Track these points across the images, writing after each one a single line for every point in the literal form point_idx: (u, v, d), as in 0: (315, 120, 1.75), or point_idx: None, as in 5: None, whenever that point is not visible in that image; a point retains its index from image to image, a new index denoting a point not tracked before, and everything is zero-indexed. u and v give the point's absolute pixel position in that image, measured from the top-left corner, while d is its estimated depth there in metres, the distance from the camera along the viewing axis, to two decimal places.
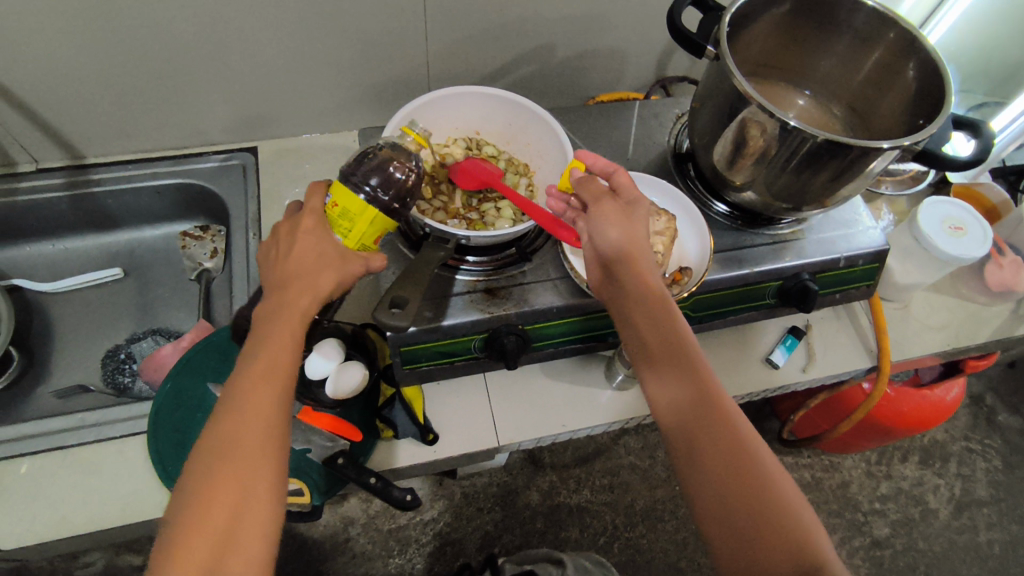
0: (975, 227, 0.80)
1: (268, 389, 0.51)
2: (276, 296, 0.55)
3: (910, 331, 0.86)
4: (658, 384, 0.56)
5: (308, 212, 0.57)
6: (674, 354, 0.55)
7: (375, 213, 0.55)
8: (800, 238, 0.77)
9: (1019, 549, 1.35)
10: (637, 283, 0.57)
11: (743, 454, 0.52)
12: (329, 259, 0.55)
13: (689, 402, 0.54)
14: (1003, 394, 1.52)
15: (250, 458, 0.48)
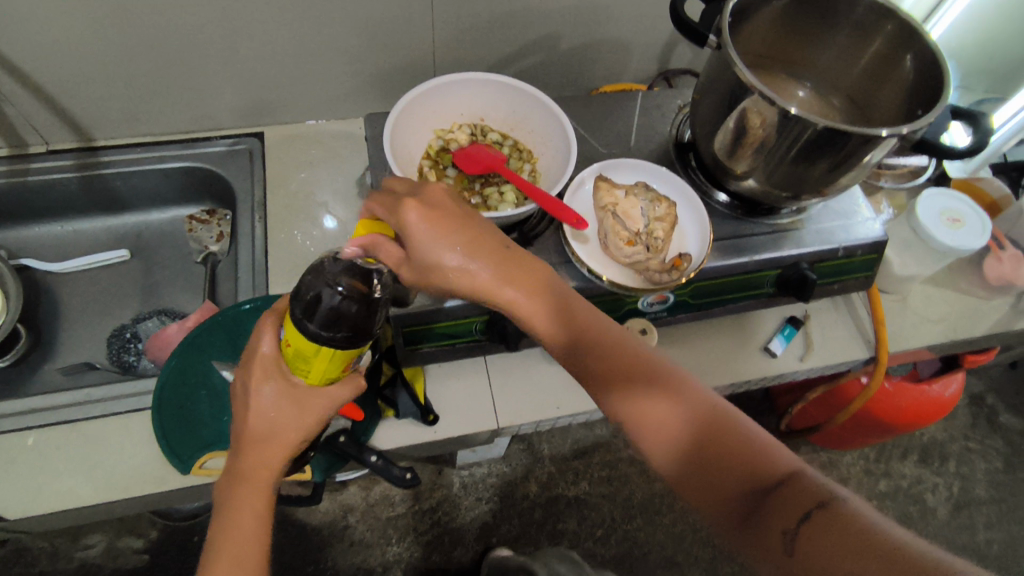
0: (973, 220, 0.81)
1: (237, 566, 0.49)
2: (237, 470, 0.53)
3: (908, 323, 0.86)
4: (619, 392, 0.53)
5: (259, 357, 0.54)
6: (602, 359, 0.54)
7: (330, 351, 0.51)
8: (800, 227, 0.78)
9: (1016, 549, 1.35)
10: (536, 287, 0.57)
11: (697, 423, 0.50)
12: (289, 413, 0.53)
13: (636, 399, 0.52)
14: (1003, 393, 1.52)
15: None
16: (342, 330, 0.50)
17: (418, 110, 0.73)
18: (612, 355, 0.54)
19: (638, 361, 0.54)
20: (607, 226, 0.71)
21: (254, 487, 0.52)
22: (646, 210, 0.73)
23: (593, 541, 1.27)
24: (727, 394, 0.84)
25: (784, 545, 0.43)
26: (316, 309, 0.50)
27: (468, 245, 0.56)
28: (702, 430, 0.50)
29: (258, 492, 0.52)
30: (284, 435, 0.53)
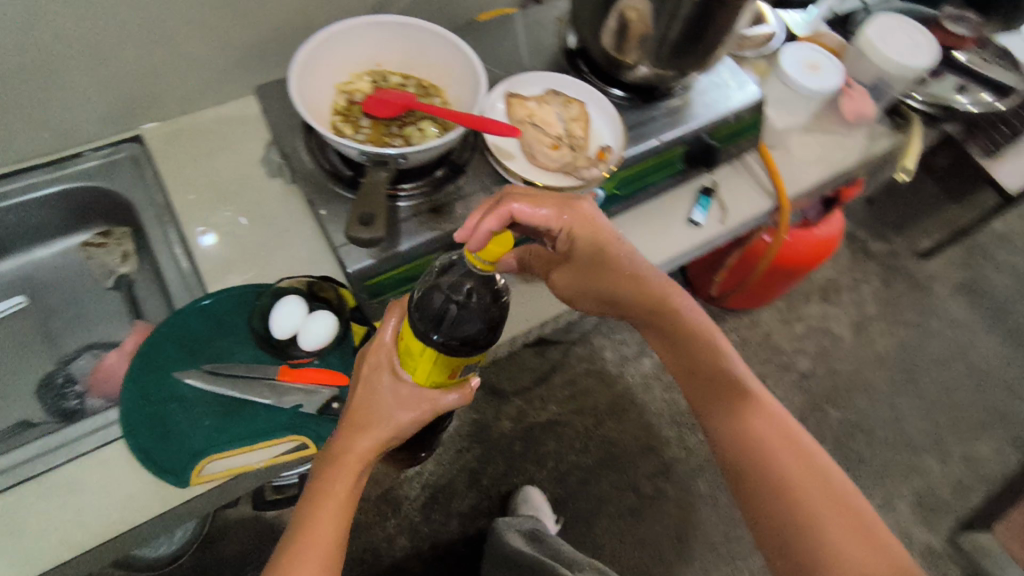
0: (828, 65, 0.93)
1: (321, 543, 0.53)
2: (342, 437, 0.57)
3: (796, 169, 0.98)
4: (747, 432, 0.59)
5: (381, 343, 0.58)
6: (737, 394, 0.61)
7: (433, 353, 0.53)
8: (690, 103, 0.85)
9: (909, 347, 1.59)
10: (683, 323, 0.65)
11: (817, 489, 0.56)
12: (394, 405, 0.57)
13: (772, 449, 0.58)
14: (869, 226, 1.76)
15: None
16: (445, 334, 0.53)
17: (314, 66, 0.71)
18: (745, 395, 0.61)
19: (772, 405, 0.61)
20: (530, 137, 0.76)
21: (350, 470, 0.55)
22: (561, 114, 0.78)
23: (575, 453, 1.35)
24: (670, 271, 0.91)
25: None
26: (433, 319, 0.53)
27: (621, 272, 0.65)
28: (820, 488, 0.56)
29: (345, 480, 0.55)
30: (380, 428, 0.56)
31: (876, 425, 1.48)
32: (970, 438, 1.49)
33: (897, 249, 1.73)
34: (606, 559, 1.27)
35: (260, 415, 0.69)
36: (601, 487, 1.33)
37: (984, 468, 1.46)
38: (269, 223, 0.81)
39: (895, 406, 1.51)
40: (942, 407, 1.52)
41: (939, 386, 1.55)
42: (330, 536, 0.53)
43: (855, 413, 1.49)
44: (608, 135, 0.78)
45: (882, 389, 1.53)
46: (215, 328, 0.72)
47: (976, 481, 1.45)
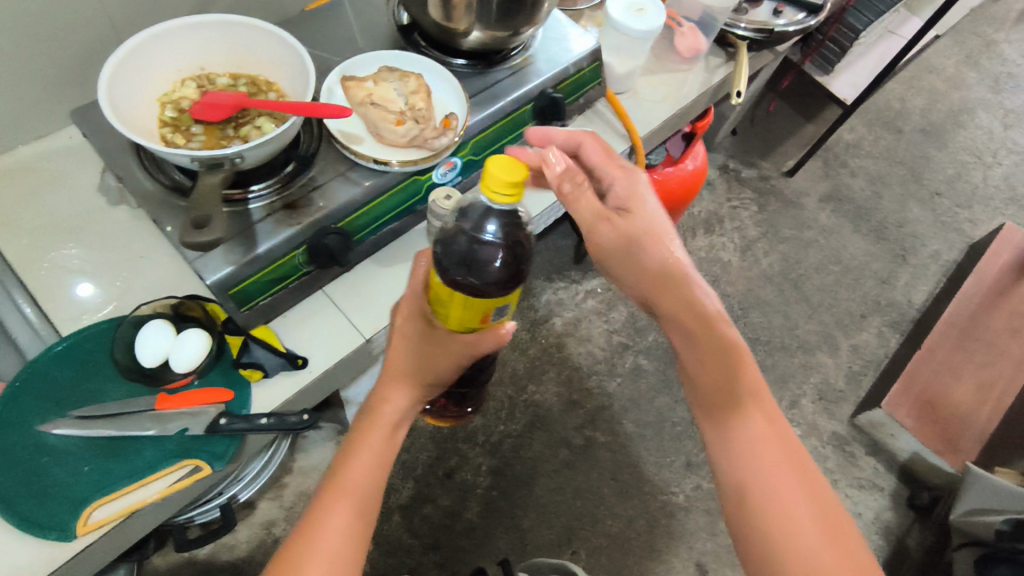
0: (653, 7, 0.99)
1: (361, 473, 0.62)
2: (379, 385, 0.67)
3: (644, 110, 1.03)
4: (759, 413, 0.60)
5: (412, 288, 0.67)
6: (760, 428, 0.59)
7: (460, 297, 0.59)
8: (532, 61, 0.87)
9: (790, 259, 1.72)
10: (739, 386, 0.60)
11: (819, 490, 0.57)
12: (424, 350, 0.65)
13: (781, 439, 0.59)
14: (738, 155, 1.88)
15: (333, 528, 0.59)
16: (467, 275, 0.62)
17: (125, 78, 0.68)
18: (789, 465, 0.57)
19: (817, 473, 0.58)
20: (373, 116, 0.75)
21: (383, 416, 0.65)
22: (400, 88, 0.78)
23: (503, 422, 1.38)
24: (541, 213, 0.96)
25: None
26: (453, 265, 0.62)
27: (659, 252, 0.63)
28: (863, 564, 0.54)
29: (383, 421, 0.65)
30: (413, 376, 0.66)
31: (773, 335, 1.60)
32: (854, 329, 1.64)
33: (766, 173, 1.86)
34: (550, 515, 1.31)
35: (147, 448, 0.67)
36: (534, 449, 1.37)
37: (870, 353, 1.61)
38: (121, 253, 0.76)
39: (787, 314, 1.64)
40: (826, 308, 1.66)
41: (820, 289, 1.69)
42: (363, 466, 0.63)
43: (753, 329, 1.60)
44: (453, 103, 0.80)
45: (774, 303, 1.65)
46: (80, 372, 0.68)
47: (865, 367, 1.59)
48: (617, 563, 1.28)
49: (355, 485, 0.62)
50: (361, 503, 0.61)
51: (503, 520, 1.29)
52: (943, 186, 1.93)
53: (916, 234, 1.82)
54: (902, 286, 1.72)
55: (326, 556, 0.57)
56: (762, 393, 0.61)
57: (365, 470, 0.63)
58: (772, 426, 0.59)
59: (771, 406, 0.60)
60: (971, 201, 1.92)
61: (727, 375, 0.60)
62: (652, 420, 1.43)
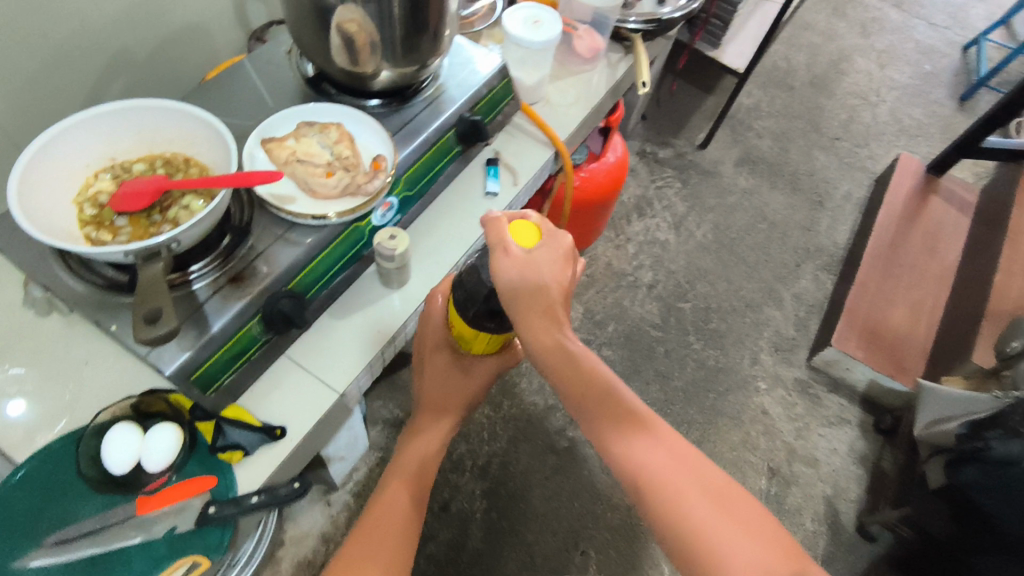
0: (547, 18, 1.02)
1: (402, 482, 0.82)
2: (420, 427, 0.91)
3: (560, 115, 1.07)
4: (637, 437, 0.60)
5: (436, 326, 0.80)
6: (645, 452, 0.59)
7: (485, 335, 0.71)
8: (444, 90, 0.89)
9: (720, 226, 1.81)
10: (618, 416, 0.61)
11: (714, 488, 0.57)
12: (454, 382, 0.87)
13: (652, 452, 0.59)
14: (652, 138, 1.95)
15: (386, 513, 0.77)
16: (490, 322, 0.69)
17: (34, 185, 0.65)
18: (715, 499, 0.56)
19: (705, 467, 0.59)
20: (300, 173, 0.76)
21: (416, 452, 0.88)
22: (322, 141, 0.79)
23: (486, 442, 1.39)
24: None
25: None
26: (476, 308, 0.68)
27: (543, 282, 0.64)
28: (793, 558, 0.54)
29: (417, 453, 0.88)
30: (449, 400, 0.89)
31: (721, 301, 1.67)
32: (792, 279, 1.73)
33: (681, 149, 1.94)
34: (552, 522, 1.32)
35: (135, 557, 0.65)
36: (521, 463, 1.38)
37: (811, 298, 1.70)
38: (63, 360, 0.73)
39: (730, 278, 1.72)
40: (763, 265, 1.75)
41: (753, 248, 1.78)
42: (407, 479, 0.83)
43: (701, 299, 1.67)
44: (375, 144, 0.81)
45: (715, 270, 1.72)
46: (41, 498, 0.64)
47: (810, 311, 1.69)
48: (626, 554, 1.30)
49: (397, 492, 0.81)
50: (405, 501, 0.80)
51: (507, 537, 1.29)
52: (841, 131, 2.07)
53: (827, 179, 1.94)
54: (826, 230, 1.84)
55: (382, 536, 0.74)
56: (639, 418, 0.61)
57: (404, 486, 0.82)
58: (654, 444, 0.60)
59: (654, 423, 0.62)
60: (867, 139, 2.06)
61: (609, 407, 0.62)
62: None
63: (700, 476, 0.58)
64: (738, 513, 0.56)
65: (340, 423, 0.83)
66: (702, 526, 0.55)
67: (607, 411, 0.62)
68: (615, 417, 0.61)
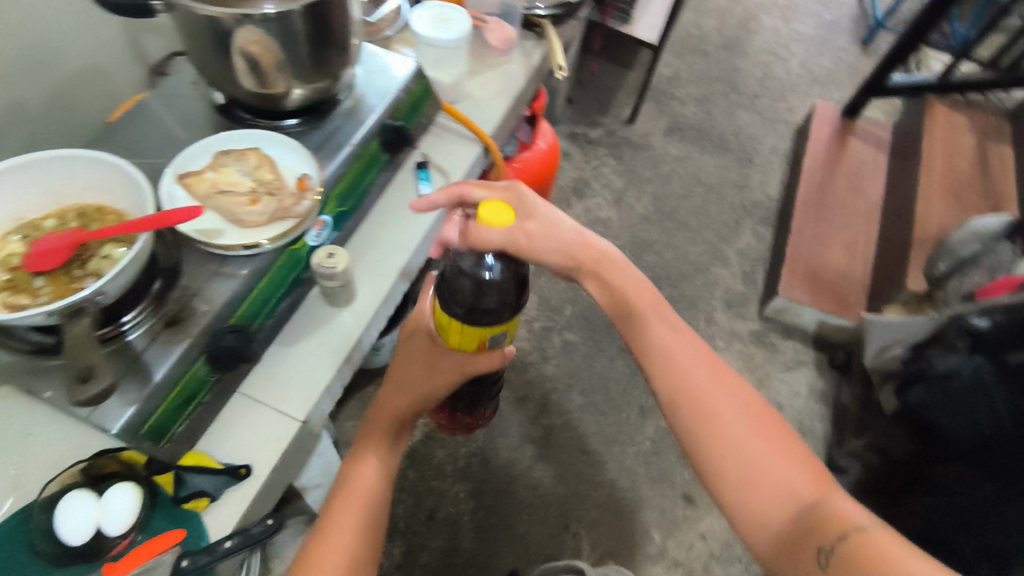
0: (458, 19, 1.03)
1: (360, 496, 0.70)
2: (378, 411, 0.78)
3: (484, 108, 1.06)
4: (672, 349, 0.65)
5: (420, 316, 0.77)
6: (681, 357, 0.65)
7: (457, 326, 0.67)
8: (361, 99, 0.88)
9: (658, 196, 1.85)
10: (653, 334, 0.67)
11: (746, 401, 0.61)
12: (423, 373, 0.74)
13: (687, 362, 0.64)
14: (580, 119, 1.98)
15: (339, 533, 0.66)
16: (461, 309, 0.67)
17: None
18: (748, 410, 0.60)
19: (740, 385, 0.63)
20: (225, 204, 0.74)
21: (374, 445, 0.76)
22: (242, 168, 0.77)
23: (463, 443, 1.39)
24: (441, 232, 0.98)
25: (805, 529, 0.53)
26: (448, 295, 0.68)
27: (575, 246, 0.72)
28: (822, 481, 0.56)
29: (375, 445, 0.76)
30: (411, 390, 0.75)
31: (670, 268, 1.71)
32: (733, 236, 1.79)
33: (610, 127, 1.97)
34: (540, 510, 1.33)
35: None
36: (502, 457, 1.38)
37: (754, 252, 1.76)
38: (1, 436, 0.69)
39: (675, 245, 1.76)
40: (704, 227, 1.80)
41: (692, 212, 1.82)
42: (365, 486, 0.71)
43: (651, 269, 1.70)
44: (298, 163, 0.79)
45: (660, 239, 1.76)
46: None
47: (755, 264, 1.74)
48: (617, 528, 1.32)
49: (352, 509, 0.69)
50: (357, 520, 0.68)
51: (498, 534, 1.29)
52: (758, 88, 2.14)
53: (752, 136, 2.01)
54: (758, 185, 1.90)
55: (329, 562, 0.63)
56: (677, 333, 0.67)
57: (358, 499, 0.70)
58: (687, 359, 0.64)
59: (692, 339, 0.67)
60: (783, 92, 2.14)
61: (642, 329, 0.68)
62: (598, 384, 1.49)
63: (733, 390, 0.62)
64: (767, 427, 0.59)
65: (306, 451, 0.82)
66: (728, 429, 0.59)
67: (642, 333, 0.68)
68: (644, 336, 0.67)
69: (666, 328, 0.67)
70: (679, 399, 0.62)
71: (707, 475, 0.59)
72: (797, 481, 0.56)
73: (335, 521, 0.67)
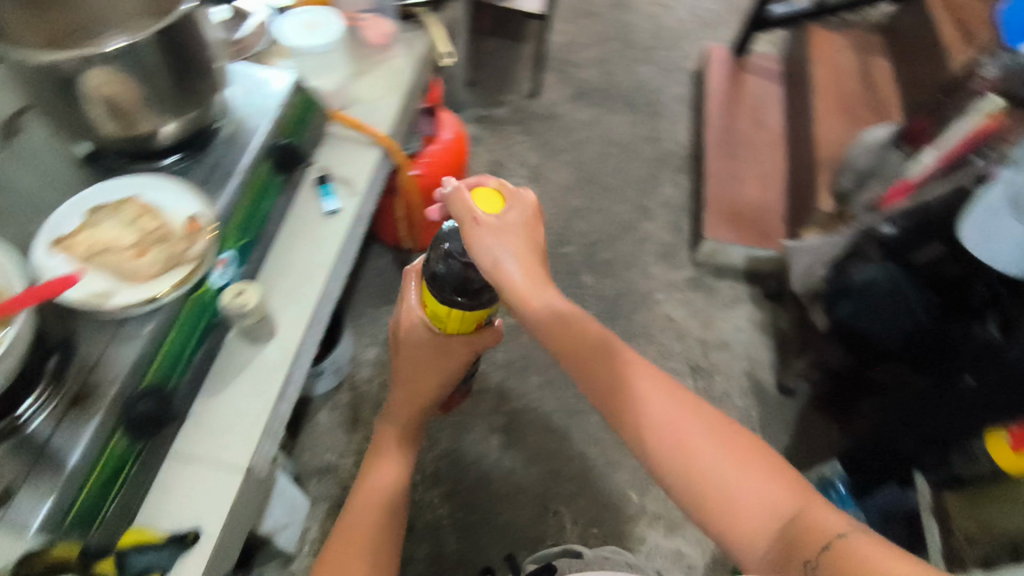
0: (327, 26, 0.99)
1: (384, 479, 0.86)
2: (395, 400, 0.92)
3: (377, 108, 1.02)
4: (641, 390, 0.62)
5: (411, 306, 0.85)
6: (650, 398, 0.62)
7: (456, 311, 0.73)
8: (241, 124, 0.83)
9: (574, 164, 1.85)
10: (619, 376, 0.63)
11: (720, 429, 0.60)
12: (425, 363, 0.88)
13: (655, 400, 0.62)
14: (483, 101, 1.95)
15: (366, 514, 0.82)
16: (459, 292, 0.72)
17: None
18: (724, 441, 0.59)
19: (710, 412, 0.62)
20: (111, 262, 0.68)
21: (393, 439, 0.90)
22: (122, 221, 0.72)
23: (428, 448, 1.36)
24: (357, 245, 0.95)
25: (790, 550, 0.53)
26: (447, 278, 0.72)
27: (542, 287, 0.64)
28: (800, 490, 0.57)
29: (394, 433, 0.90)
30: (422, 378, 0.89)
31: (599, 233, 1.72)
32: (653, 190, 1.81)
33: (514, 103, 1.95)
34: (518, 497, 1.33)
35: None
36: (470, 454, 1.37)
37: (675, 201, 1.79)
38: None
39: (600, 209, 1.77)
40: (624, 187, 1.81)
41: (610, 174, 1.84)
42: (388, 472, 0.87)
43: (581, 238, 1.71)
44: (184, 204, 0.74)
45: (584, 206, 1.77)
46: None
47: (679, 213, 1.78)
48: (595, 496, 1.34)
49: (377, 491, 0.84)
50: (382, 501, 0.83)
51: (480, 530, 1.29)
52: (650, 41, 2.16)
53: (654, 88, 2.03)
54: (668, 136, 1.93)
55: (359, 533, 0.79)
56: (641, 370, 0.64)
57: (383, 479, 0.86)
58: (655, 400, 0.62)
59: (656, 372, 0.64)
60: (675, 41, 2.17)
61: (609, 371, 0.64)
62: (551, 361, 1.50)
63: (705, 422, 0.61)
64: (746, 452, 0.59)
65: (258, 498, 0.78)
66: (711, 468, 0.58)
67: (608, 376, 0.64)
68: (614, 379, 0.63)
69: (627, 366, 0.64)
70: (655, 444, 0.60)
71: (696, 515, 0.58)
72: (780, 502, 0.56)
73: (362, 510, 0.82)
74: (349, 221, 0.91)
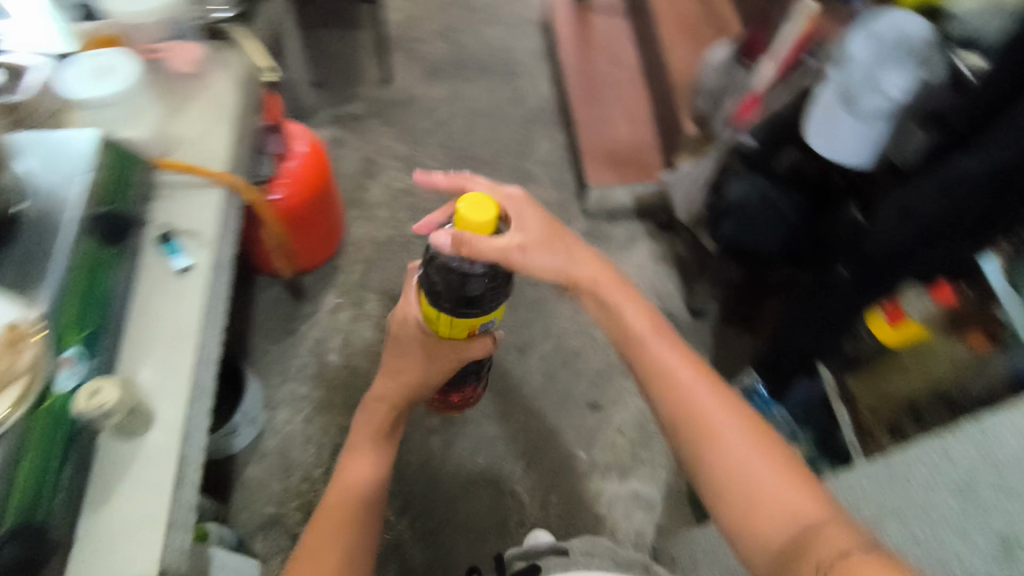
0: (121, 70, 0.88)
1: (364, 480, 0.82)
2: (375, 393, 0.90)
3: (205, 144, 0.92)
4: (673, 377, 0.68)
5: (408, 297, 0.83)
6: (684, 383, 0.68)
7: (446, 318, 0.74)
8: (45, 203, 0.74)
9: (445, 144, 1.79)
10: (654, 361, 0.70)
11: (749, 423, 0.65)
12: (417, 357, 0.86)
13: (686, 385, 0.67)
14: (335, 100, 1.84)
15: (339, 514, 0.78)
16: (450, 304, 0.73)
17: None
18: (751, 434, 0.64)
19: (740, 407, 0.66)
20: None
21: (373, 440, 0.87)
22: None
23: None
24: (227, 296, 0.88)
25: (799, 539, 0.57)
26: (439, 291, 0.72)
27: (573, 263, 0.74)
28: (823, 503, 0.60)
29: (370, 431, 0.87)
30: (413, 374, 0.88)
31: None
32: (529, 152, 1.80)
33: (368, 96, 1.86)
34: (472, 490, 1.32)
35: None
36: (413, 462, 1.34)
37: (553, 157, 1.79)
38: None
39: None
40: (500, 155, 1.78)
41: (483, 146, 1.80)
42: (367, 471, 0.84)
43: None
44: None
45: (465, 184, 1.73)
46: None
47: (559, 168, 1.77)
48: (546, 466, 1.35)
49: (353, 494, 0.80)
50: (363, 506, 0.80)
51: (443, 534, 1.28)
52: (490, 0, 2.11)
53: (505, 48, 1.99)
54: (530, 93, 1.90)
55: (330, 538, 0.76)
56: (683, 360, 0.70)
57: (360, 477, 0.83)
58: (687, 390, 0.67)
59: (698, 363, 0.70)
60: None
61: (647, 358, 0.70)
62: None
63: (732, 417, 0.65)
64: (768, 451, 0.63)
65: None
66: (733, 457, 0.63)
67: (644, 361, 0.70)
68: (651, 367, 0.69)
69: (662, 361, 0.69)
70: (683, 423, 0.66)
71: (708, 494, 0.64)
72: (796, 504, 0.59)
73: (333, 510, 0.78)
74: (208, 275, 0.84)
